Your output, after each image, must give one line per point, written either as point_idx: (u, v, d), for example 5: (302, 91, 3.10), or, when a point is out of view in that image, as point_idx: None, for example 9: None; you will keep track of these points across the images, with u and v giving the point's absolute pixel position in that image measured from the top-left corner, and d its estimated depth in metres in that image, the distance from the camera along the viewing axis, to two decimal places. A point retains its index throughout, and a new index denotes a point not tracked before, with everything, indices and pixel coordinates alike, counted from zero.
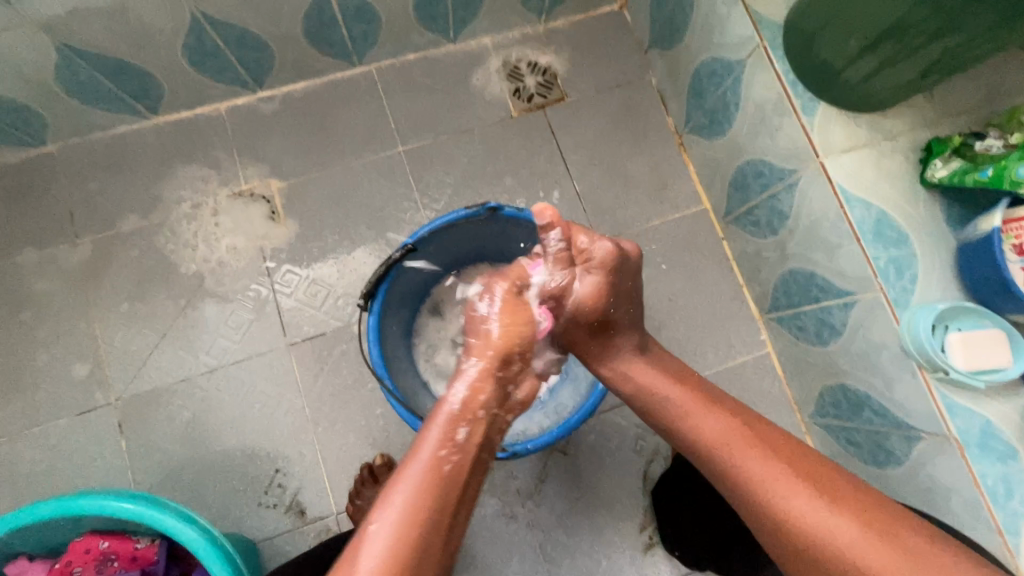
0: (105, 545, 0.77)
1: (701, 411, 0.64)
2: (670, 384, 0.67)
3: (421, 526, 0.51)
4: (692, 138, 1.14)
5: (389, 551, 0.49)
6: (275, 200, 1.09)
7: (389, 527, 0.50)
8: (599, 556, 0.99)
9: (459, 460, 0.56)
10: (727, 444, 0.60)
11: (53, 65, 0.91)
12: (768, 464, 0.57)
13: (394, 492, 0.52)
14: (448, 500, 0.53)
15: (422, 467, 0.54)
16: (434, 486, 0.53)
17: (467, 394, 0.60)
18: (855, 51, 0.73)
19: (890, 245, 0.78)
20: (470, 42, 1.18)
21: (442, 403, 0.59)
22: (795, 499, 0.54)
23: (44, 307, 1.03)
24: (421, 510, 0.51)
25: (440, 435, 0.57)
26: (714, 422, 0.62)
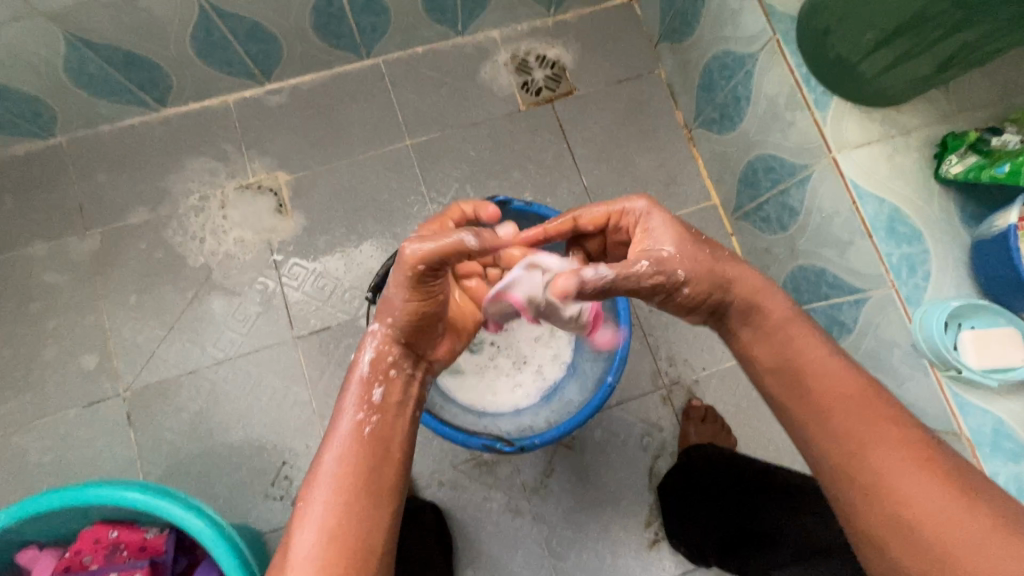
0: (114, 534, 0.77)
1: (825, 367, 0.51)
2: (793, 333, 0.54)
3: (344, 494, 0.48)
4: (701, 133, 1.13)
5: (323, 524, 0.47)
6: (282, 193, 1.09)
7: (320, 503, 0.48)
8: (604, 551, 0.99)
9: (380, 419, 0.54)
10: (856, 423, 0.47)
11: (61, 56, 0.91)
12: (903, 458, 0.45)
13: (319, 466, 0.51)
14: (376, 459, 0.52)
15: (341, 437, 0.52)
16: (357, 451, 0.51)
17: (376, 355, 0.57)
18: (871, 45, 0.71)
19: (903, 242, 0.77)
20: (478, 35, 1.18)
21: (352, 370, 0.57)
22: (908, 489, 0.44)
23: (53, 298, 1.04)
24: (347, 476, 0.49)
25: (355, 399, 0.55)
26: (838, 384, 0.50)
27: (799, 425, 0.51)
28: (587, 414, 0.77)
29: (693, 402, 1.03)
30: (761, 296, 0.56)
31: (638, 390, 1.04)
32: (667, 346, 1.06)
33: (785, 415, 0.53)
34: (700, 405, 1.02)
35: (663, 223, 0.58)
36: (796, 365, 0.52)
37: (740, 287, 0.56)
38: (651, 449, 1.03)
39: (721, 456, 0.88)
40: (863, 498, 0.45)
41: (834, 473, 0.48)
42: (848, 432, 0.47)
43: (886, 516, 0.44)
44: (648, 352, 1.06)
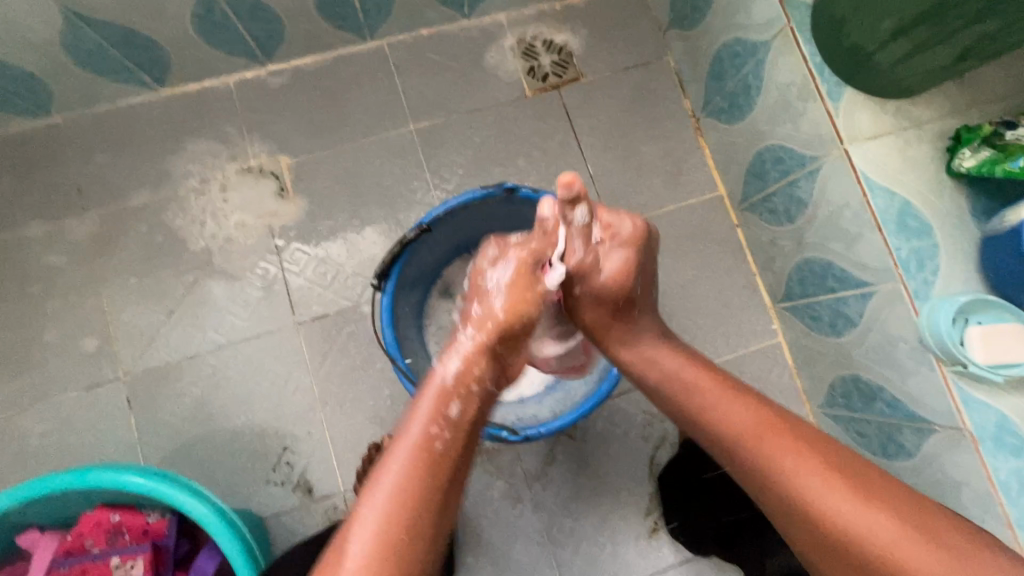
0: (116, 518, 0.77)
1: (728, 406, 0.63)
2: (697, 384, 0.66)
3: (406, 509, 0.50)
4: (709, 123, 1.12)
5: (378, 529, 0.49)
6: (284, 177, 1.08)
7: (378, 506, 0.50)
8: (603, 540, 1.00)
9: (451, 436, 0.56)
10: (766, 454, 0.58)
11: (58, 31, 0.89)
12: (816, 477, 0.55)
13: (384, 470, 0.53)
14: (440, 477, 0.53)
15: (411, 443, 0.54)
16: (423, 462, 0.53)
17: (462, 368, 0.60)
18: (887, 34, 0.70)
19: (913, 236, 0.77)
20: (484, 18, 1.15)
21: (435, 376, 0.60)
22: (822, 489, 0.54)
23: (52, 281, 1.02)
24: (412, 483, 0.52)
25: (431, 410, 0.57)
26: (744, 419, 0.61)
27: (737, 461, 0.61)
28: (593, 405, 0.76)
29: None
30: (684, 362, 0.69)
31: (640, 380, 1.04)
32: None
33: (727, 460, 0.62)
34: None
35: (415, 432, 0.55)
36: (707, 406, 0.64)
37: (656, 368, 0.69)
38: (652, 440, 1.03)
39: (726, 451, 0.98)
40: (800, 524, 0.54)
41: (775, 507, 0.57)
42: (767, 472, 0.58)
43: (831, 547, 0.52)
44: None
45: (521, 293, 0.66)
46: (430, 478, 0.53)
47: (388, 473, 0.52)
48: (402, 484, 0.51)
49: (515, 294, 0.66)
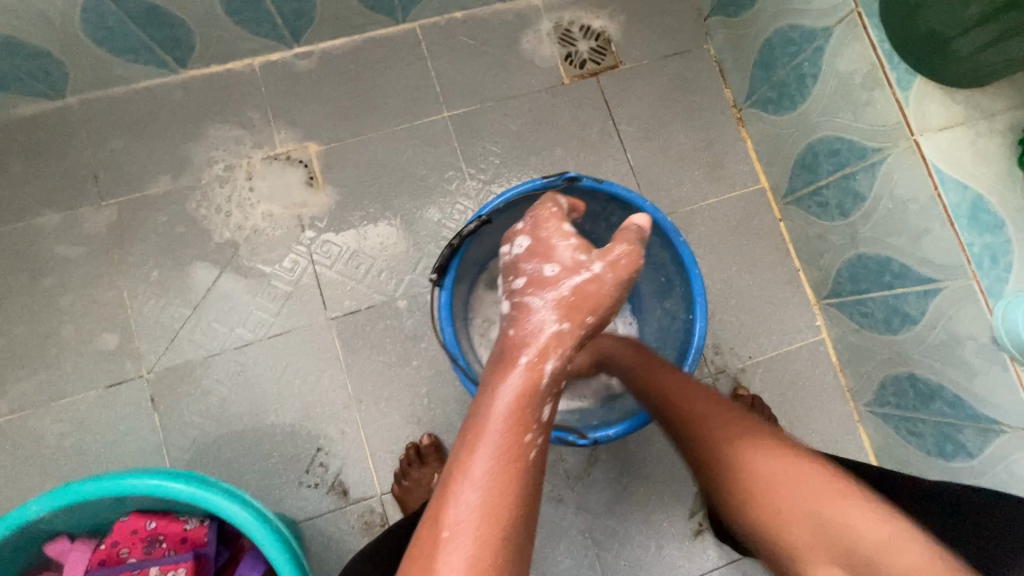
0: (153, 525, 0.73)
1: (695, 398, 0.66)
2: (668, 377, 0.69)
3: (505, 528, 0.42)
4: (752, 113, 1.08)
5: (473, 557, 0.41)
6: (313, 165, 1.03)
7: (473, 527, 0.42)
8: (648, 542, 0.98)
9: (543, 442, 0.47)
10: (727, 438, 0.61)
11: (78, 6, 0.83)
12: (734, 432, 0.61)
13: (467, 483, 0.43)
14: (534, 490, 0.45)
15: (500, 453, 0.45)
16: (519, 479, 0.44)
17: (556, 367, 0.50)
18: (972, 20, 0.67)
19: (986, 231, 0.74)
20: (519, 1, 1.11)
21: (520, 375, 0.49)
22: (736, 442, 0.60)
23: (69, 274, 0.97)
24: (506, 503, 0.43)
25: (513, 414, 0.47)
26: (707, 409, 0.64)
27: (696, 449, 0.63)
28: None
29: (739, 391, 1.01)
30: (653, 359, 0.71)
31: None
32: (714, 334, 1.03)
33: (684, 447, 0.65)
34: (747, 394, 0.99)
35: (499, 440, 0.45)
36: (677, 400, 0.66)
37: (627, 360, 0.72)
38: None
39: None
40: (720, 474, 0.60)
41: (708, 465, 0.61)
42: (711, 436, 0.62)
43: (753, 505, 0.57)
44: None
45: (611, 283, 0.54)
46: (530, 499, 0.44)
47: (481, 491, 0.43)
48: (499, 507, 0.42)
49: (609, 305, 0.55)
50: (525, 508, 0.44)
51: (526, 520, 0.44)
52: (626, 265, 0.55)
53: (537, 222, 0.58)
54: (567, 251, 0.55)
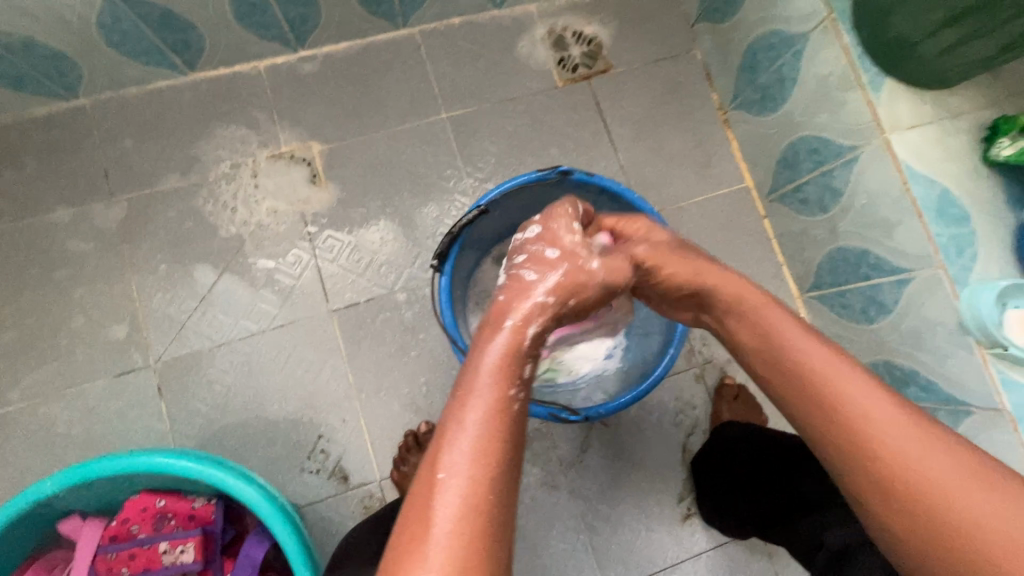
0: (162, 503, 0.75)
1: (802, 339, 0.53)
2: (765, 314, 0.57)
3: (497, 473, 0.42)
4: (737, 115, 1.13)
5: (470, 500, 0.40)
6: (316, 163, 1.07)
7: (466, 471, 0.41)
8: (638, 525, 1.01)
9: (529, 396, 0.48)
10: (839, 391, 0.49)
11: (95, 10, 0.87)
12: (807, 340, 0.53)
13: (460, 430, 0.43)
14: (523, 439, 0.45)
15: (492, 403, 0.45)
16: (510, 427, 0.44)
17: (538, 331, 0.52)
18: (938, 24, 0.71)
19: (952, 223, 0.79)
20: (515, 8, 1.16)
21: (504, 336, 0.50)
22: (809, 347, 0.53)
23: (80, 267, 1.00)
24: (499, 448, 0.43)
25: (500, 369, 0.48)
26: (815, 354, 0.52)
27: (784, 396, 0.53)
28: (651, 385, 0.73)
29: (726, 380, 1.06)
30: (743, 292, 0.59)
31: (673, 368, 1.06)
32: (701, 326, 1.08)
33: (769, 390, 0.55)
34: (733, 384, 1.05)
35: (489, 392, 0.46)
36: (772, 342, 0.54)
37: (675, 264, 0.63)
38: (684, 427, 1.05)
39: (737, 430, 0.92)
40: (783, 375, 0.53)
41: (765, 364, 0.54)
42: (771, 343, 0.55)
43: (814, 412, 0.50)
44: None
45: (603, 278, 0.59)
46: (521, 448, 0.45)
47: (476, 437, 0.42)
48: (493, 453, 0.42)
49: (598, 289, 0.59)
50: (517, 455, 0.44)
51: (519, 467, 0.44)
52: (623, 263, 0.61)
53: (548, 215, 0.64)
54: (569, 242, 0.60)
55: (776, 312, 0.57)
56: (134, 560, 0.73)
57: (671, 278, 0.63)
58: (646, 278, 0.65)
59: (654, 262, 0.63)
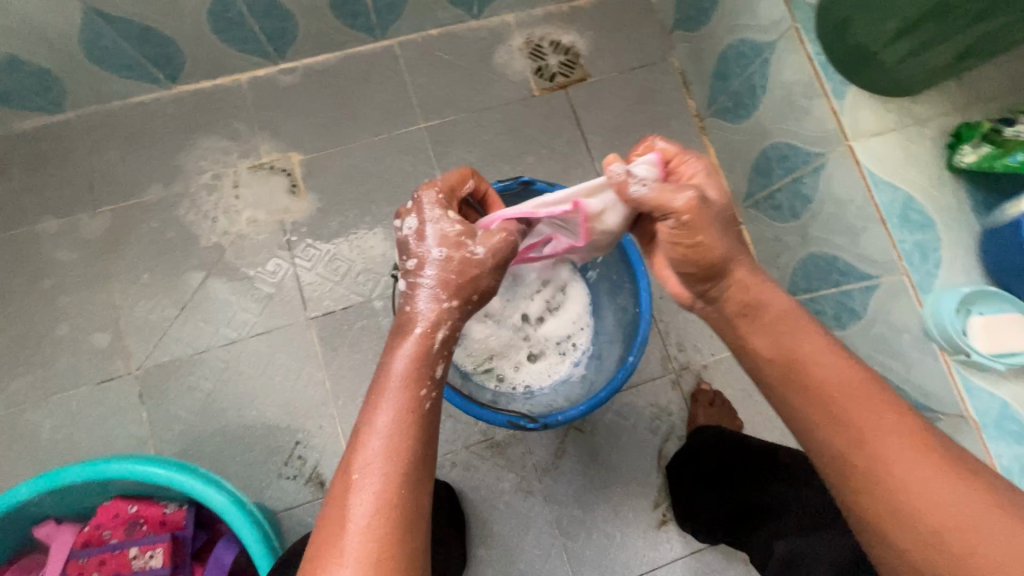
0: (134, 509, 0.77)
1: (825, 356, 0.53)
2: (788, 326, 0.56)
3: (404, 468, 0.49)
4: (713, 122, 1.14)
5: (378, 495, 0.47)
6: (295, 173, 1.09)
7: (377, 470, 0.48)
8: (613, 531, 1.01)
9: (437, 395, 0.54)
10: (859, 416, 0.50)
11: (76, 27, 0.89)
12: (808, 337, 0.55)
13: (373, 433, 0.50)
14: (430, 434, 0.52)
15: (398, 406, 0.51)
16: (415, 426, 0.51)
17: (446, 333, 0.57)
18: (892, 34, 0.72)
19: (916, 229, 0.79)
20: (492, 19, 1.17)
21: (410, 343, 0.55)
22: (810, 341, 0.54)
23: (64, 276, 1.03)
24: (406, 446, 0.50)
25: (409, 372, 0.54)
26: (835, 375, 0.52)
27: (794, 408, 0.54)
28: (609, 393, 0.75)
29: (701, 386, 1.06)
30: (761, 297, 0.58)
31: (648, 374, 1.07)
32: (677, 332, 1.09)
33: (780, 402, 0.55)
34: (709, 389, 1.05)
35: (399, 395, 0.52)
36: (792, 357, 0.54)
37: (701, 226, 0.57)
38: (660, 433, 1.05)
39: (719, 435, 0.92)
40: (789, 374, 0.54)
41: (766, 360, 0.56)
42: (775, 340, 0.56)
43: (811, 412, 0.52)
44: (657, 337, 1.08)
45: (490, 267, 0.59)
46: (426, 442, 0.52)
47: (381, 438, 0.50)
48: (399, 452, 0.50)
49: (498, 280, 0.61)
50: (422, 451, 0.51)
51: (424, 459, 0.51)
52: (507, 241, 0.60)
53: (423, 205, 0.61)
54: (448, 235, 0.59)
55: (799, 322, 0.56)
56: (105, 565, 0.75)
57: (705, 246, 0.57)
58: (678, 234, 0.58)
59: (694, 222, 0.56)
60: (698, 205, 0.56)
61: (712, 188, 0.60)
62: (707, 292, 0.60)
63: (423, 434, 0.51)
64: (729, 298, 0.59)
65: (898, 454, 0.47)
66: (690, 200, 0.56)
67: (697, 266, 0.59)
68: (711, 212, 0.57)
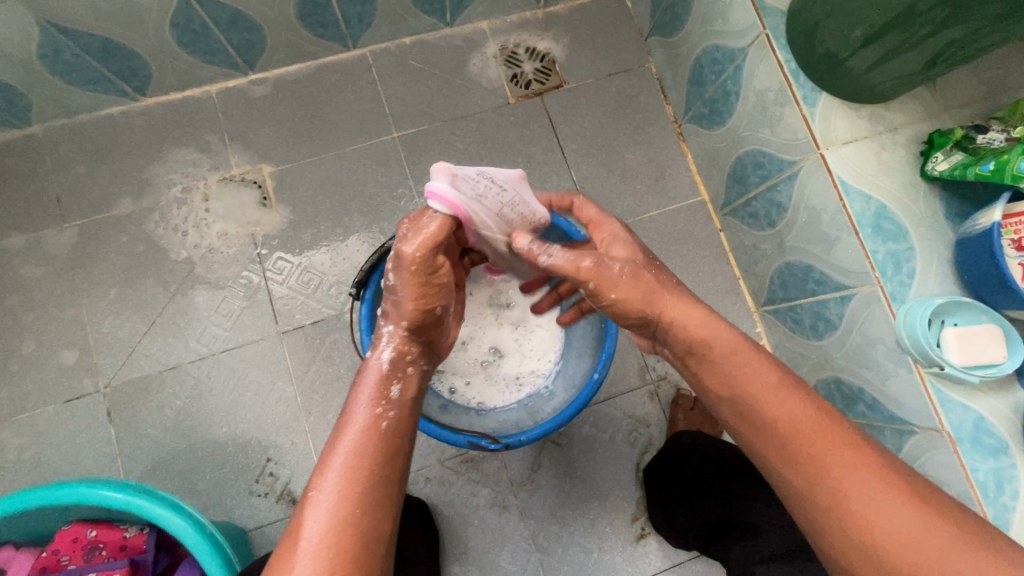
0: (93, 534, 0.77)
1: (779, 394, 0.51)
2: (738, 362, 0.53)
3: (360, 485, 0.48)
4: (690, 128, 1.13)
5: (335, 515, 0.46)
6: (266, 186, 1.07)
7: (332, 490, 0.47)
8: (590, 546, 1.00)
9: (398, 415, 0.54)
10: (819, 452, 0.48)
11: (35, 42, 0.88)
12: (760, 374, 0.53)
13: (332, 456, 0.50)
14: (392, 453, 0.51)
15: (356, 430, 0.51)
16: (371, 445, 0.51)
17: (394, 353, 0.57)
18: (859, 42, 0.71)
19: (889, 239, 0.78)
20: (467, 26, 1.16)
21: (368, 366, 0.57)
22: (763, 379, 0.52)
23: (32, 292, 1.01)
24: (363, 465, 0.49)
25: (373, 393, 0.54)
26: (792, 412, 0.50)
27: (758, 453, 0.52)
28: (574, 411, 0.76)
29: (681, 391, 1.05)
30: (706, 335, 0.55)
31: (625, 385, 1.05)
32: None
33: (742, 441, 0.54)
34: (689, 394, 1.04)
35: (357, 421, 0.52)
36: (749, 396, 0.52)
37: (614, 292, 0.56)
38: (638, 445, 1.04)
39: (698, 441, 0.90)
40: (751, 419, 0.52)
41: (723, 403, 0.54)
42: (728, 377, 0.53)
43: (774, 457, 0.50)
44: (635, 348, 1.07)
45: (428, 286, 0.57)
46: (384, 462, 0.50)
47: (340, 459, 0.49)
48: (355, 470, 0.49)
49: (438, 298, 0.59)
50: (379, 470, 0.50)
51: (386, 477, 0.50)
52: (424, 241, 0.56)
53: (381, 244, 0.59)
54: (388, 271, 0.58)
55: (748, 354, 0.54)
56: None
57: (619, 303, 0.56)
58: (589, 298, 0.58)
59: (600, 286, 0.56)
60: (601, 269, 0.56)
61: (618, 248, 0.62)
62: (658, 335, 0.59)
63: (381, 454, 0.50)
64: (683, 340, 0.56)
65: (864, 497, 0.46)
66: (589, 268, 0.55)
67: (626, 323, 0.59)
68: (614, 271, 0.56)
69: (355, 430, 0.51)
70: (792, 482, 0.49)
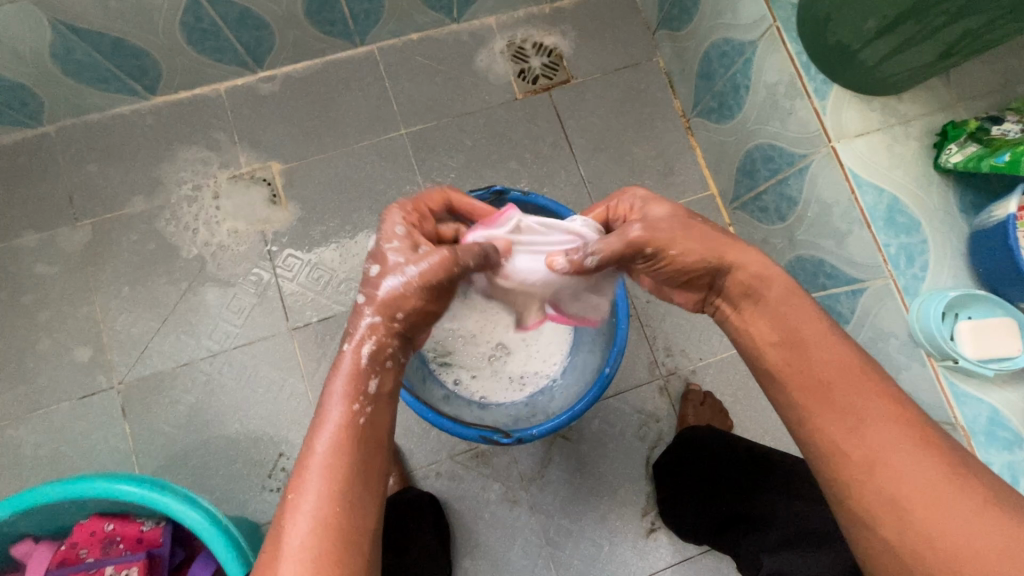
0: (111, 527, 0.78)
1: (827, 344, 0.52)
2: (792, 310, 0.54)
3: (339, 485, 0.48)
4: (699, 122, 1.12)
5: (316, 516, 0.47)
6: (276, 183, 1.08)
7: (313, 495, 0.48)
8: (601, 541, 1.00)
9: (375, 411, 0.53)
10: (855, 402, 0.48)
11: (46, 42, 0.88)
12: (812, 325, 0.53)
13: (311, 456, 0.50)
14: (368, 451, 0.51)
15: (334, 428, 0.51)
16: (349, 444, 0.51)
17: (374, 347, 0.55)
18: (872, 33, 0.70)
19: (901, 232, 0.77)
20: (474, 22, 1.16)
21: (344, 359, 0.55)
22: (813, 329, 0.53)
23: (46, 291, 1.02)
24: (342, 465, 0.49)
25: (347, 389, 0.53)
26: (837, 360, 0.51)
27: (789, 400, 0.52)
28: (585, 406, 0.77)
29: (691, 386, 1.05)
30: (764, 275, 0.56)
31: (635, 380, 1.05)
32: (664, 338, 1.07)
33: (773, 385, 0.54)
34: (699, 389, 1.04)
35: (331, 423, 0.51)
36: (797, 340, 0.53)
37: (678, 245, 0.57)
38: (648, 440, 1.04)
39: (708, 434, 0.90)
40: (793, 363, 0.52)
41: (761, 349, 0.55)
42: (780, 326, 0.54)
43: (807, 400, 0.51)
44: (645, 343, 1.07)
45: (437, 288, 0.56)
46: (360, 463, 0.50)
47: (317, 464, 0.49)
48: (331, 472, 0.49)
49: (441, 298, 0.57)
50: (356, 471, 0.50)
51: (361, 478, 0.50)
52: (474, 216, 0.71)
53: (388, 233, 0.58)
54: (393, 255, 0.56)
55: (804, 306, 0.54)
56: None
57: (685, 257, 0.57)
58: (649, 263, 0.59)
59: (658, 250, 0.58)
60: (653, 231, 0.57)
61: (656, 206, 0.60)
62: (714, 284, 0.59)
63: (358, 455, 0.51)
64: (741, 287, 0.57)
65: (890, 450, 0.46)
66: (640, 231, 0.57)
67: (686, 278, 0.59)
68: (664, 226, 0.58)
69: (333, 434, 0.51)
70: (820, 428, 0.50)
